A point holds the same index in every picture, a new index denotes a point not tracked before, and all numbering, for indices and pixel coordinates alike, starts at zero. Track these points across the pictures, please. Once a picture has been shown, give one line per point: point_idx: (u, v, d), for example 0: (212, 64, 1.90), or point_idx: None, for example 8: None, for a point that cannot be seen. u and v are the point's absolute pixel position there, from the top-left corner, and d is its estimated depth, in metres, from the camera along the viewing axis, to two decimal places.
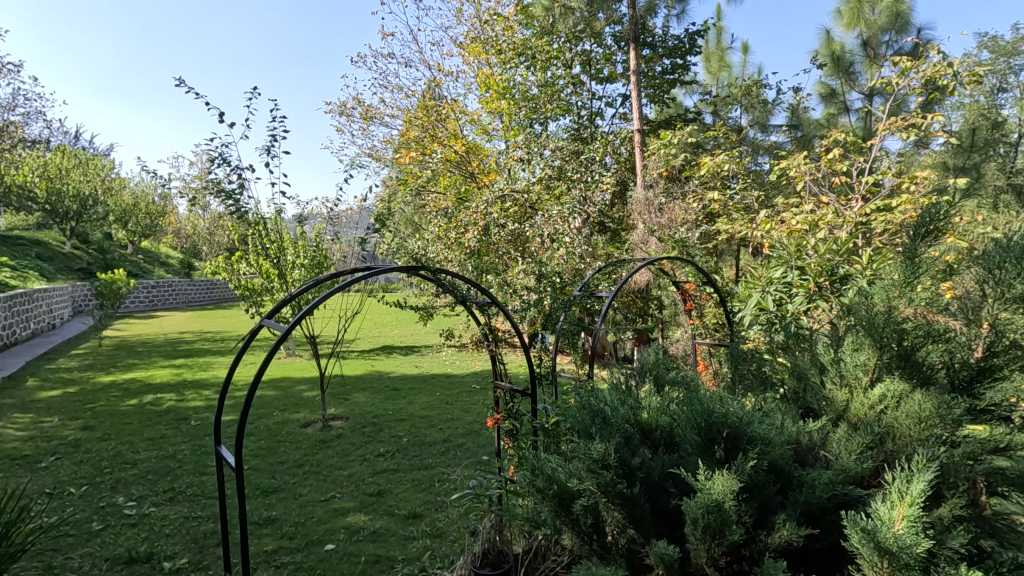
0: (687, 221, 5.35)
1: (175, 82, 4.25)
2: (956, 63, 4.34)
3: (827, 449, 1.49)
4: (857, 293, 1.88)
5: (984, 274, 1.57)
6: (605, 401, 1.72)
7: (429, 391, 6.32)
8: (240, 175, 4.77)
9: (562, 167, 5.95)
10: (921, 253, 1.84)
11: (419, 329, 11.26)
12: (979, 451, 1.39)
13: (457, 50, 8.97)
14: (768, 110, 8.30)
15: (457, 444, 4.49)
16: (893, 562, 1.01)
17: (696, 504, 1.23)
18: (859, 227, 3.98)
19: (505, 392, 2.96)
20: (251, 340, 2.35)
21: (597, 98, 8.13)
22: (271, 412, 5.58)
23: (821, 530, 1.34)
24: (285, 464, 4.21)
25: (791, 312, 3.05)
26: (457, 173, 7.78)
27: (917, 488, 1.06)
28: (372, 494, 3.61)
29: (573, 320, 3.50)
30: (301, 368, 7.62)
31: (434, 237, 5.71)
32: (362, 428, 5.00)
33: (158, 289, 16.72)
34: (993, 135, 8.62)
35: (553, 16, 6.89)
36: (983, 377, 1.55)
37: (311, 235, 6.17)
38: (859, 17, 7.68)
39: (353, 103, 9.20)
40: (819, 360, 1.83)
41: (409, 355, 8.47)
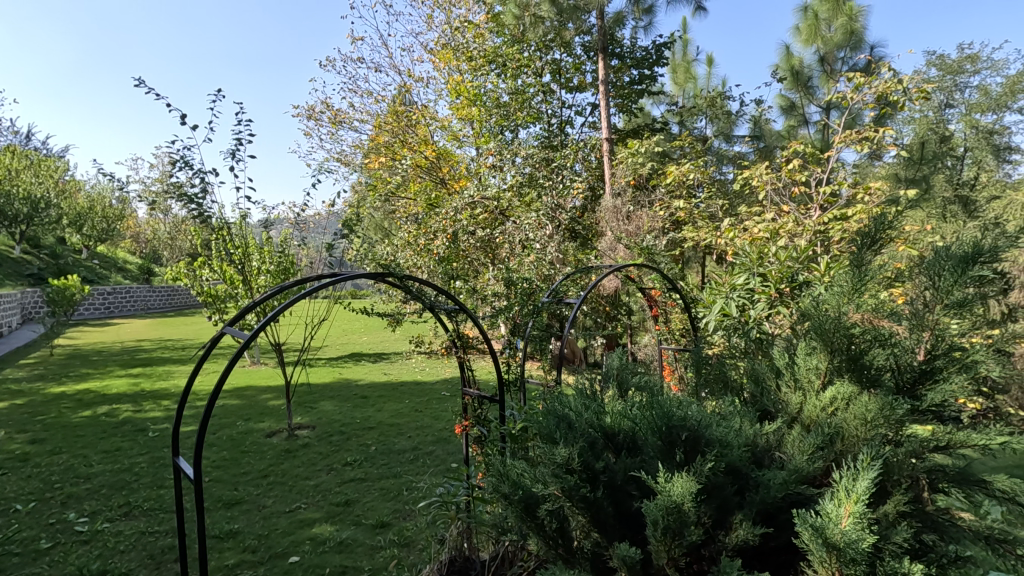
0: (654, 228, 5.47)
1: (135, 83, 4.15)
2: (906, 80, 4.56)
3: (782, 450, 1.55)
4: (810, 299, 1.95)
5: (926, 282, 1.65)
6: (570, 406, 1.75)
7: (398, 398, 6.27)
8: (203, 178, 4.67)
9: (532, 174, 6.01)
10: (869, 260, 1.92)
11: (388, 336, 11.15)
12: (921, 448, 1.46)
13: (427, 57, 8.99)
14: (732, 121, 8.56)
15: (426, 451, 4.47)
16: (840, 557, 1.07)
17: (656, 506, 1.27)
18: (818, 236, 4.13)
19: (474, 399, 2.96)
20: (212, 347, 2.28)
21: (567, 106, 8.24)
22: (235, 421, 5.44)
23: (775, 528, 1.39)
24: (248, 475, 4.10)
25: (753, 318, 3.14)
26: (427, 179, 7.93)
27: (863, 485, 1.11)
28: (339, 504, 3.55)
29: (542, 325, 3.53)
30: (266, 377, 7.44)
31: (403, 244, 5.67)
32: (329, 437, 4.92)
33: (115, 296, 16.12)
34: (942, 148, 9.06)
35: (524, 25, 6.94)
36: (925, 379, 1.61)
37: (278, 240, 6.02)
38: (816, 34, 8.03)
39: (321, 107, 9.11)
40: (775, 364, 1.90)
41: (378, 362, 8.37)
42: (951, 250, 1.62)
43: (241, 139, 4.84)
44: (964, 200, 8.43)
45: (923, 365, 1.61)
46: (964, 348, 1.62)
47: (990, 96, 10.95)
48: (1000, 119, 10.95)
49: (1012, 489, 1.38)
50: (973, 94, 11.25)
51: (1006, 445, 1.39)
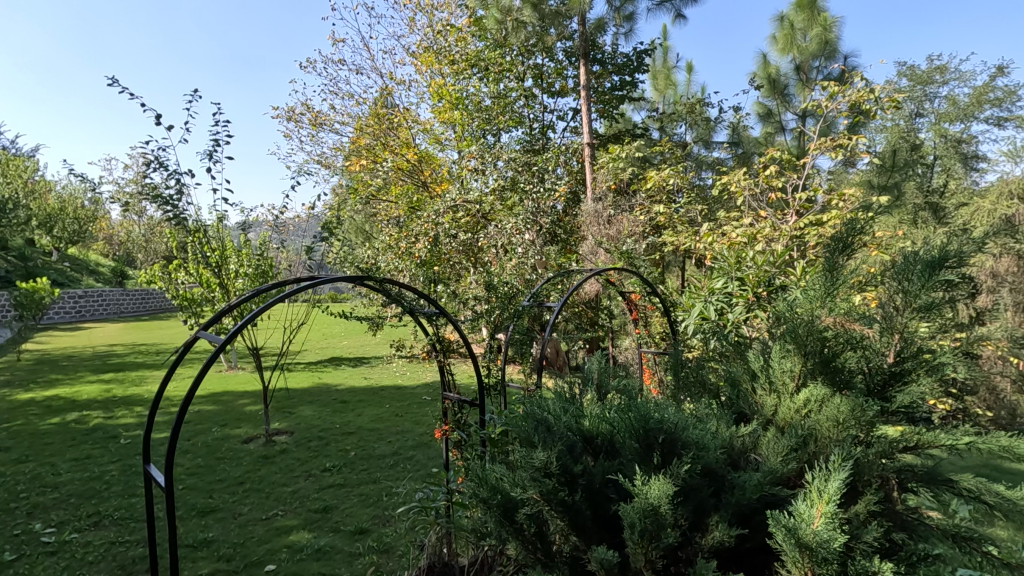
0: (634, 233, 5.52)
1: (108, 82, 4.07)
2: (878, 90, 4.67)
3: (757, 452, 1.57)
4: (785, 303, 1.98)
5: (896, 286, 1.69)
6: (549, 410, 1.75)
7: (378, 402, 6.21)
8: (179, 180, 4.59)
9: (514, 178, 6.01)
10: (841, 265, 1.97)
11: (369, 340, 11.04)
12: (891, 449, 1.50)
13: (409, 59, 8.96)
14: (711, 127, 8.70)
15: (406, 456, 4.43)
16: (813, 557, 1.08)
17: (633, 509, 1.27)
18: (794, 241, 4.21)
19: (453, 403, 2.94)
20: (185, 352, 2.21)
21: (548, 111, 8.29)
22: (210, 428, 5.33)
23: (751, 530, 1.41)
24: (224, 482, 4.02)
25: (732, 321, 3.18)
26: (409, 182, 7.88)
27: (834, 486, 1.13)
28: (317, 511, 3.50)
29: (523, 329, 3.53)
30: (244, 382, 7.31)
31: (384, 247, 5.62)
32: (308, 443, 4.85)
33: (87, 299, 15.74)
34: (913, 156, 9.31)
35: (506, 30, 6.97)
36: (895, 381, 1.65)
37: (256, 243, 5.87)
38: (792, 43, 8.19)
39: (301, 109, 9.00)
40: (750, 367, 1.92)
41: (358, 367, 8.29)
42: (920, 255, 1.66)
43: (219, 140, 4.76)
44: (933, 207, 8.66)
45: (893, 367, 1.65)
46: (931, 350, 1.67)
47: (959, 106, 11.27)
48: (968, 128, 11.30)
49: (978, 488, 1.41)
50: (941, 104, 11.56)
51: (971, 444, 1.43)
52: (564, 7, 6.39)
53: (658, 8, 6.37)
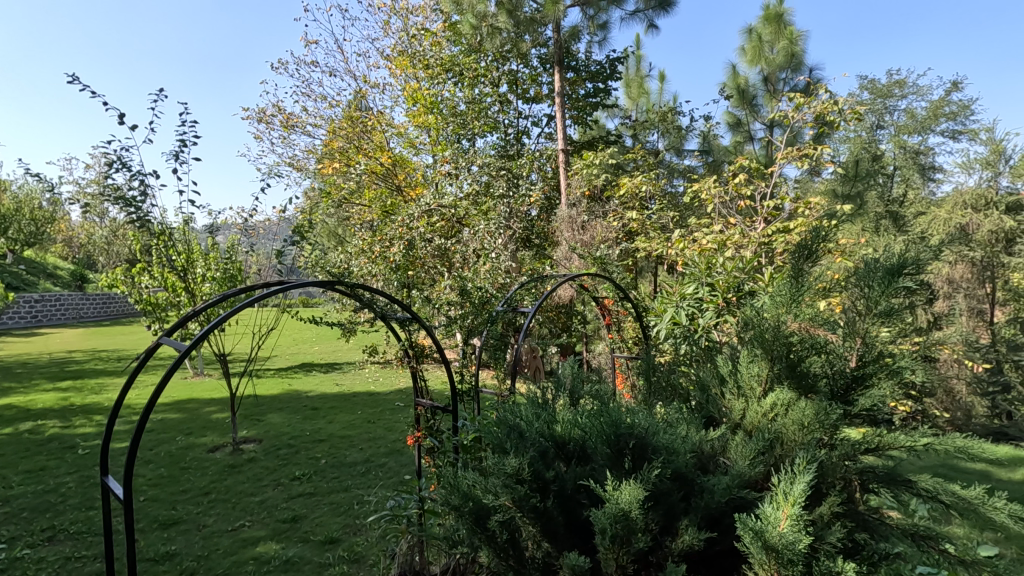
0: (608, 239, 5.58)
1: (67, 79, 3.92)
2: (841, 102, 4.82)
3: (726, 455, 1.60)
4: (753, 309, 2.02)
5: (857, 293, 1.74)
6: (522, 416, 1.75)
7: (350, 409, 6.12)
8: (143, 181, 4.45)
9: (489, 183, 6.02)
10: (806, 271, 2.01)
11: (341, 346, 10.87)
12: (854, 450, 1.53)
13: (384, 63, 8.89)
14: (682, 135, 8.87)
15: (378, 464, 4.37)
16: (779, 558, 1.11)
17: (604, 514, 1.27)
18: (762, 248, 4.31)
19: (426, 409, 2.92)
20: (147, 358, 2.12)
21: (523, 117, 8.33)
22: (175, 436, 5.17)
23: (720, 533, 1.42)
24: (188, 493, 3.90)
25: (702, 326, 3.23)
26: (382, 186, 7.81)
27: (799, 489, 1.15)
28: (285, 521, 3.42)
29: (497, 334, 3.52)
30: (210, 389, 7.12)
31: (357, 251, 5.52)
32: (277, 451, 4.74)
33: (43, 304, 15.13)
34: (874, 166, 9.64)
35: (480, 35, 7.00)
36: (857, 385, 1.70)
37: (224, 246, 5.84)
38: (760, 55, 8.44)
39: (272, 110, 8.83)
40: (719, 371, 1.95)
41: (329, 373, 8.16)
42: (880, 262, 1.71)
43: (186, 140, 4.62)
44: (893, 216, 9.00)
45: (855, 371, 1.70)
46: (891, 355, 1.72)
47: (916, 119, 11.73)
48: (925, 141, 11.77)
49: (935, 488, 1.46)
50: (900, 117, 12.00)
51: (927, 444, 1.48)
52: (539, 14, 6.43)
53: (631, 17, 6.46)
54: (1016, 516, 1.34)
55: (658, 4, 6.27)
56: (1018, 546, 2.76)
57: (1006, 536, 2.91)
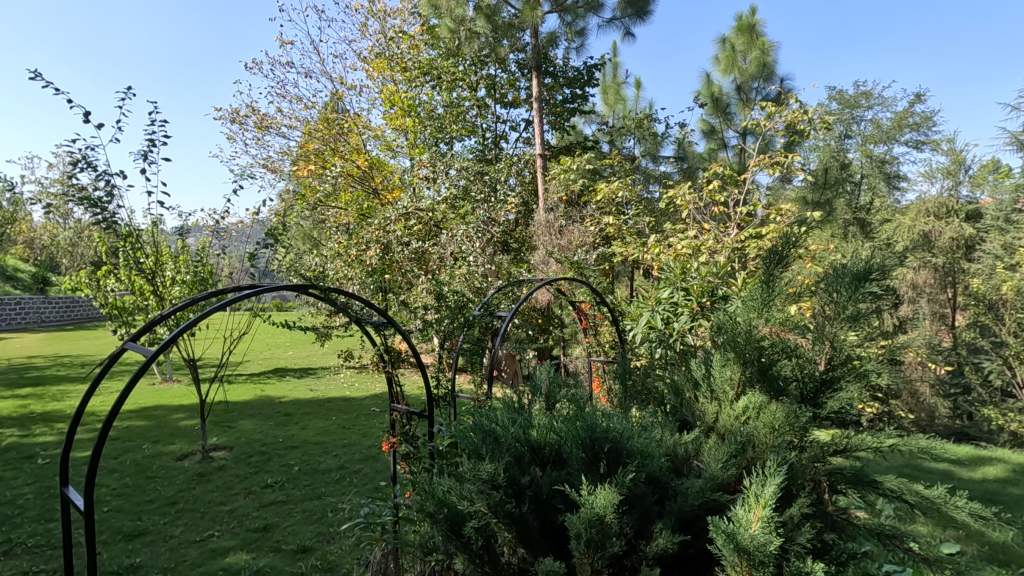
0: (585, 243, 5.63)
1: (29, 75, 3.78)
2: (811, 112, 4.94)
3: (700, 458, 1.61)
4: (725, 314, 2.04)
5: (827, 297, 1.78)
6: (497, 421, 1.74)
7: (324, 415, 6.02)
8: (109, 181, 4.32)
9: (466, 187, 6.01)
10: (777, 276, 2.06)
11: (315, 350, 10.70)
12: (823, 452, 1.56)
13: (361, 65, 8.82)
14: (658, 142, 9.01)
15: (353, 470, 4.31)
16: (750, 560, 1.12)
17: (579, 520, 1.27)
18: (735, 253, 4.39)
19: (401, 415, 2.89)
20: (111, 364, 2.03)
21: (501, 121, 8.34)
22: (141, 444, 5.01)
23: (692, 536, 1.43)
24: (154, 503, 3.78)
25: (677, 330, 3.28)
26: (359, 189, 7.74)
27: (770, 491, 1.17)
28: (256, 530, 3.34)
29: (474, 338, 3.50)
30: (179, 395, 6.93)
31: (333, 254, 5.45)
32: (248, 458, 4.63)
33: (3, 307, 14.57)
34: (842, 174, 9.91)
35: (459, 39, 7.03)
36: (826, 388, 1.74)
37: (195, 249, 5.76)
38: (733, 64, 8.66)
39: (246, 111, 8.69)
40: (693, 375, 1.97)
41: (303, 378, 8.01)
42: (848, 267, 1.76)
43: (155, 140, 4.39)
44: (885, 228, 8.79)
45: (824, 374, 1.74)
46: (858, 359, 1.76)
47: (882, 129, 12.08)
48: (890, 150, 12.14)
49: (900, 487, 1.50)
50: (867, 127, 12.36)
51: (893, 445, 1.52)
52: (517, 19, 6.45)
53: (608, 25, 6.54)
54: (976, 514, 1.38)
55: (635, 12, 6.36)
56: (979, 544, 2.87)
57: (966, 533, 3.02)
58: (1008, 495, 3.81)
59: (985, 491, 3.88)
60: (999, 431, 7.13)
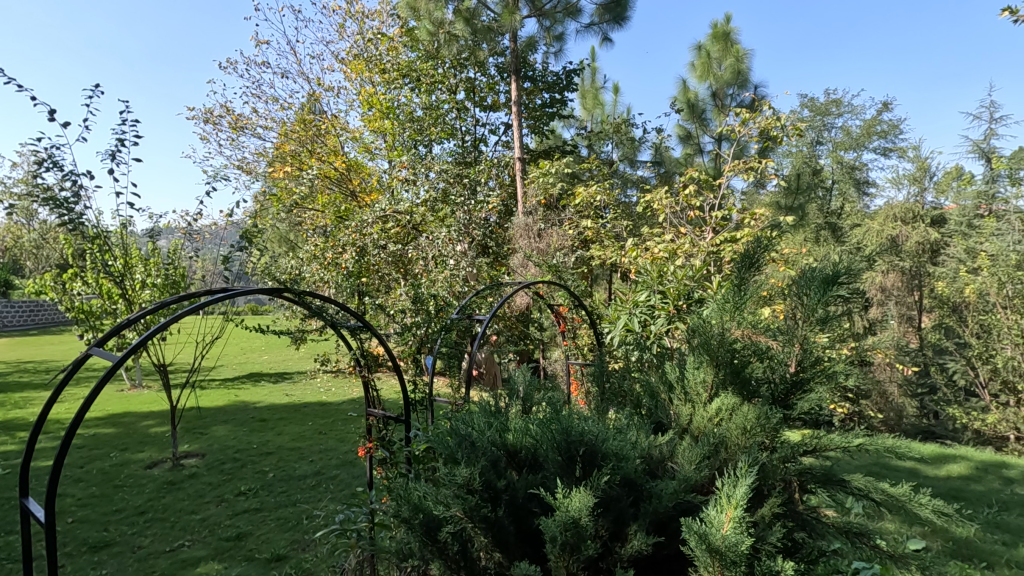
0: (563, 246, 5.67)
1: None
2: (784, 119, 5.05)
3: (674, 460, 1.63)
4: (698, 317, 2.06)
5: (796, 300, 1.82)
6: (474, 425, 1.73)
7: (300, 420, 5.93)
8: (75, 181, 4.19)
9: (446, 189, 5.98)
10: (749, 279, 2.09)
11: (291, 355, 10.54)
12: (793, 452, 1.59)
13: (339, 66, 8.74)
14: (635, 147, 9.14)
15: (329, 476, 4.25)
16: (722, 560, 1.13)
17: (555, 522, 1.27)
18: (711, 256, 4.46)
19: (378, 420, 2.86)
20: (75, 370, 1.95)
21: (480, 124, 8.37)
22: (108, 452, 4.87)
23: (666, 537, 1.45)
24: (122, 513, 3.67)
25: (654, 333, 3.31)
26: (336, 191, 7.72)
27: (741, 492, 1.19)
28: (229, 539, 3.27)
29: (452, 342, 3.48)
30: (149, 402, 6.75)
31: (309, 257, 5.38)
32: (220, 466, 4.53)
33: None
34: (814, 180, 10.15)
35: (438, 42, 7.04)
36: (796, 390, 1.76)
37: (166, 251, 5.60)
38: (708, 71, 8.81)
39: (220, 111, 8.53)
40: (667, 378, 1.99)
41: (278, 383, 7.88)
42: (817, 272, 1.81)
43: (125, 140, 4.26)
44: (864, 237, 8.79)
45: (794, 377, 1.77)
46: (827, 361, 1.80)
47: (851, 136, 12.38)
48: (859, 157, 12.43)
49: (867, 486, 1.54)
50: (837, 134, 12.65)
51: (860, 445, 1.56)
52: (496, 23, 6.45)
53: (586, 30, 6.60)
54: (939, 511, 1.43)
55: (612, 18, 6.43)
56: (943, 539, 2.96)
57: (932, 529, 3.11)
58: (970, 491, 3.93)
59: (948, 488, 4.00)
60: (963, 430, 7.37)
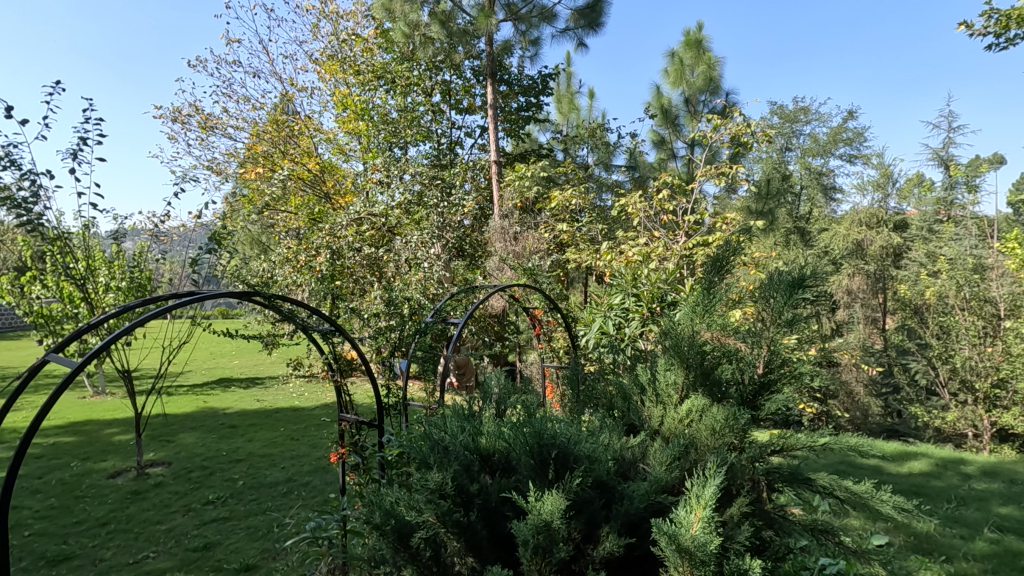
0: (539, 250, 5.69)
1: None
2: (754, 125, 5.17)
3: (645, 462, 1.65)
4: (669, 320, 2.09)
5: (764, 303, 1.86)
6: (447, 429, 1.72)
7: (272, 426, 5.81)
8: (34, 181, 4.04)
9: (421, 192, 5.94)
10: (718, 282, 2.12)
11: (263, 360, 10.34)
12: (761, 452, 1.62)
13: (313, 66, 8.61)
14: (610, 151, 9.22)
15: (301, 483, 4.17)
16: (692, 560, 1.14)
17: (527, 526, 1.27)
18: (683, 260, 4.53)
19: (351, 425, 2.82)
20: (30, 377, 1.86)
21: (456, 127, 8.36)
22: (69, 462, 4.69)
23: (638, 538, 1.46)
24: (82, 524, 3.54)
25: (628, 336, 3.35)
26: (310, 193, 7.64)
27: (709, 492, 1.21)
28: (196, 549, 3.18)
29: (426, 346, 3.45)
30: (112, 409, 6.54)
31: (282, 260, 5.30)
32: (188, 474, 4.41)
33: None
34: (783, 185, 10.40)
35: (413, 43, 7.04)
36: (764, 391, 1.80)
37: (132, 253, 5.43)
38: (681, 77, 8.96)
39: (189, 110, 8.32)
40: (639, 380, 2.01)
41: (249, 388, 7.72)
42: (783, 275, 1.85)
43: (87, 139, 4.03)
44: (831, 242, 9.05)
45: (762, 378, 1.80)
46: (793, 363, 1.84)
47: (819, 143, 12.72)
48: (826, 163, 12.78)
49: (832, 484, 1.58)
50: (805, 140, 12.97)
51: (825, 444, 1.60)
52: (472, 26, 6.44)
53: (561, 35, 6.65)
54: (899, 506, 1.47)
55: (587, 24, 6.49)
56: (905, 534, 3.06)
57: (895, 524, 3.21)
58: (931, 487, 4.07)
59: (910, 484, 4.13)
60: (925, 428, 7.63)
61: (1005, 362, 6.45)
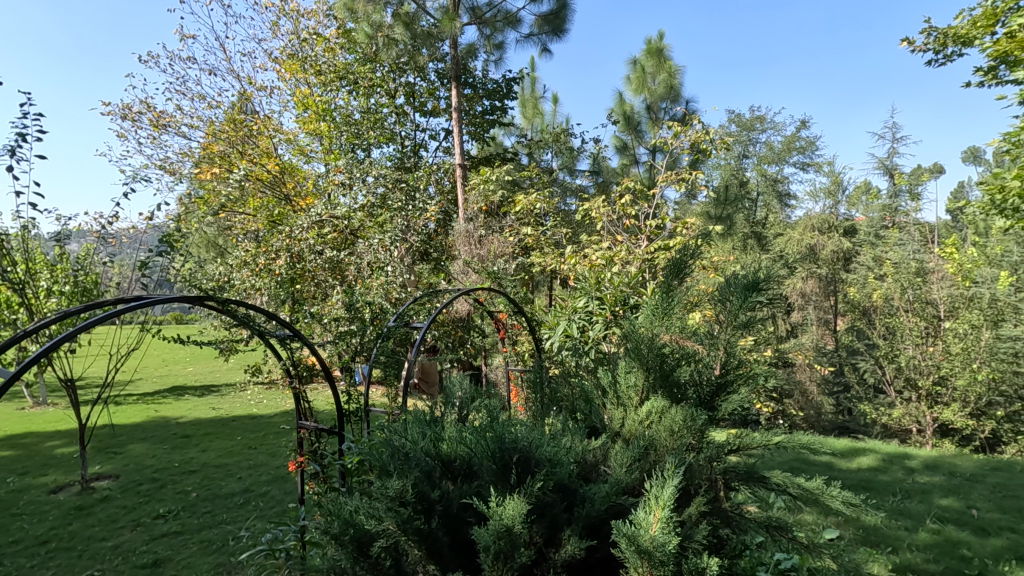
0: (504, 254, 5.69)
1: None
2: (713, 132, 5.31)
3: (607, 464, 1.67)
4: (630, 323, 2.11)
5: (721, 306, 1.89)
6: (408, 436, 1.70)
7: (227, 435, 5.61)
8: None
9: (385, 195, 5.85)
10: (677, 285, 2.15)
11: (219, 367, 9.98)
12: (718, 451, 1.65)
13: (272, 65, 8.39)
14: (574, 156, 9.32)
15: (259, 493, 4.04)
16: (651, 560, 1.16)
17: (488, 531, 1.26)
18: (645, 264, 4.61)
19: (310, 433, 2.74)
20: None
21: (420, 130, 8.29)
22: (4, 477, 4.41)
23: (598, 540, 1.47)
24: (19, 544, 3.33)
25: (592, 339, 3.39)
26: (269, 194, 7.42)
27: (668, 492, 1.23)
28: (144, 566, 3.04)
29: (388, 351, 3.39)
30: (54, 420, 6.19)
31: (240, 263, 5.18)
32: (136, 487, 4.21)
33: None
34: (741, 191, 10.72)
35: (377, 45, 6.97)
36: (721, 392, 1.83)
37: (77, 256, 5.17)
38: (643, 85, 9.17)
39: (140, 107, 7.99)
40: (601, 383, 2.03)
41: (204, 397, 7.44)
42: (739, 278, 1.89)
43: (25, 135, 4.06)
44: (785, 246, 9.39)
45: (719, 380, 1.83)
46: (747, 364, 1.88)
47: (774, 150, 13.16)
48: (781, 170, 13.23)
49: (785, 482, 1.63)
50: (762, 148, 13.41)
51: (779, 443, 1.63)
52: (436, 29, 6.38)
53: (526, 39, 6.69)
54: (847, 501, 1.52)
55: (551, 30, 6.55)
56: (855, 528, 3.18)
57: (844, 518, 3.34)
58: (879, 481, 4.26)
59: (859, 479, 4.31)
60: (873, 425, 7.99)
61: (946, 361, 6.79)
